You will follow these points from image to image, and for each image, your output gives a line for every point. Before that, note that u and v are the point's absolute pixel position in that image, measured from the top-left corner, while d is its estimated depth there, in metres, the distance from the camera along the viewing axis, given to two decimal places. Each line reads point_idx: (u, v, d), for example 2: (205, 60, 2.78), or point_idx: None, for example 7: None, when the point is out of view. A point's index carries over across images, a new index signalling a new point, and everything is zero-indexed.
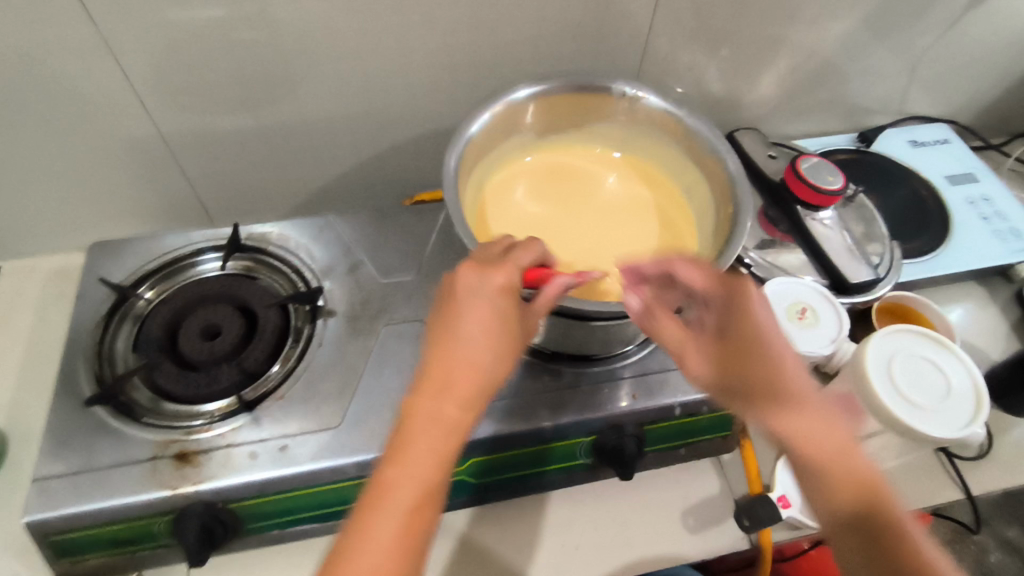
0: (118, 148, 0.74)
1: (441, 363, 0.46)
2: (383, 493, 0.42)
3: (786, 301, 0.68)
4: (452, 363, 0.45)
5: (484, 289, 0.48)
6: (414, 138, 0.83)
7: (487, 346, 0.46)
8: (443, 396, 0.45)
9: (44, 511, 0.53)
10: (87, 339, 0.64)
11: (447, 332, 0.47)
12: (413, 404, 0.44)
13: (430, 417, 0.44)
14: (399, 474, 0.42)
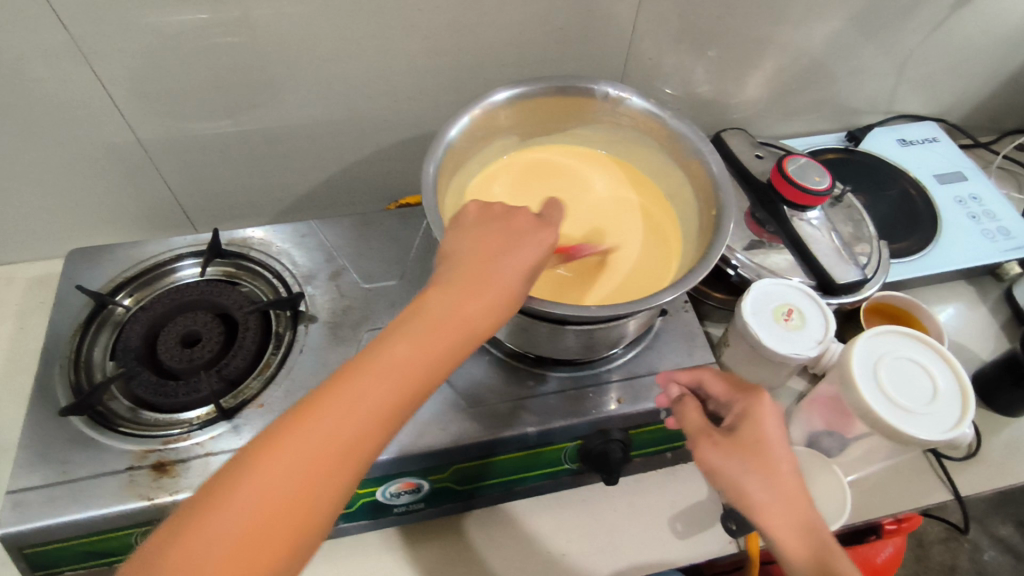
0: (96, 154, 0.73)
1: (473, 266, 0.46)
2: (363, 381, 0.39)
3: (772, 304, 0.67)
4: (485, 282, 0.45)
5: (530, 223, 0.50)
6: (398, 142, 0.82)
7: (520, 276, 0.46)
8: (465, 299, 0.44)
9: (19, 524, 0.52)
10: (64, 348, 0.63)
11: (488, 251, 0.47)
12: (428, 306, 0.43)
13: (433, 329, 0.42)
14: (384, 375, 0.40)
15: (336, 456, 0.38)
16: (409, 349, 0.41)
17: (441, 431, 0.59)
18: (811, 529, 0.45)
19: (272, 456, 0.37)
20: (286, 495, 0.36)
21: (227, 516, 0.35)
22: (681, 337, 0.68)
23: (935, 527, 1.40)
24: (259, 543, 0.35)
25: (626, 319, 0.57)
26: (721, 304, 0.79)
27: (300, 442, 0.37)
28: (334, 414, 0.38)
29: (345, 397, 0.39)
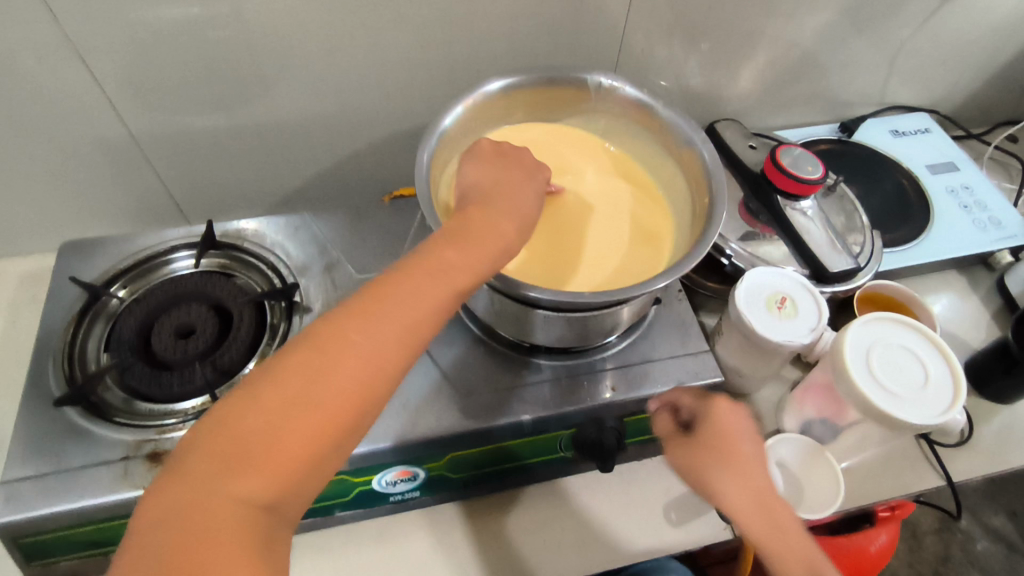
0: (87, 148, 0.73)
1: (500, 200, 0.50)
2: (398, 293, 0.42)
3: (765, 293, 0.67)
4: (491, 209, 0.49)
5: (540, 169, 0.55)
6: (392, 135, 0.82)
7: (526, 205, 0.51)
8: (492, 230, 0.48)
9: (13, 514, 0.52)
10: (58, 340, 0.63)
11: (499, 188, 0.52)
12: (452, 232, 0.47)
13: (449, 247, 0.46)
14: (418, 291, 0.43)
15: (371, 363, 0.40)
16: (441, 268, 0.44)
17: (436, 420, 0.59)
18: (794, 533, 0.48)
19: (314, 357, 0.39)
20: (327, 396, 0.38)
21: (272, 412, 0.37)
22: (674, 326, 0.68)
23: (928, 518, 1.41)
24: (301, 437, 0.37)
25: (619, 307, 0.57)
26: (715, 294, 0.79)
27: (339, 348, 0.39)
28: (371, 320, 0.41)
29: (381, 309, 0.41)
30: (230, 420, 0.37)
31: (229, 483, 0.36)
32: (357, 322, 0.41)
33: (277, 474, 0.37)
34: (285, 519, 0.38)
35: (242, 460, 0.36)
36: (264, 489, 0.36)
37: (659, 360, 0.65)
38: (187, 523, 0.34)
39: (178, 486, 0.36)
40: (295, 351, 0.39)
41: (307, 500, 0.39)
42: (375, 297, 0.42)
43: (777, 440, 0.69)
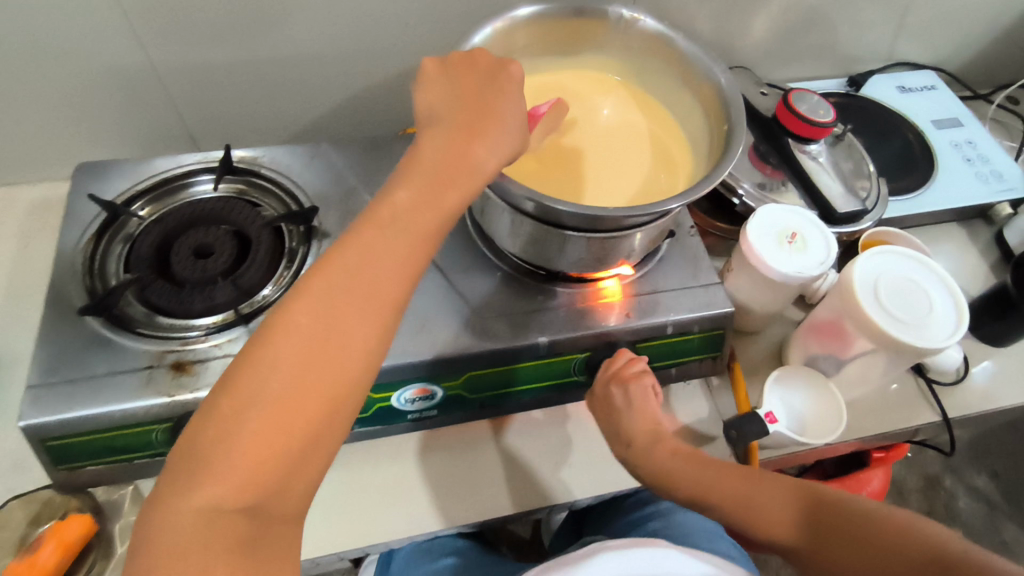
0: (103, 73, 0.73)
1: (463, 136, 0.45)
2: (350, 266, 0.40)
3: (775, 228, 0.69)
4: (462, 150, 0.45)
5: (505, 74, 0.49)
6: (407, 71, 0.82)
7: (501, 130, 0.46)
8: (453, 173, 0.44)
9: (41, 415, 0.53)
10: (78, 255, 0.63)
11: (468, 115, 0.46)
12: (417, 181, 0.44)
13: (414, 209, 0.42)
14: (374, 260, 0.40)
15: (331, 350, 0.38)
16: (394, 227, 0.42)
17: (453, 339, 0.60)
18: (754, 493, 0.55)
19: (264, 356, 0.38)
20: (288, 392, 0.37)
21: (234, 419, 0.36)
22: (685, 259, 0.69)
23: (914, 477, 1.44)
24: (267, 440, 0.37)
25: (635, 230, 0.58)
26: (726, 234, 0.80)
27: (291, 341, 0.38)
28: (323, 305, 0.39)
29: (331, 288, 0.39)
30: (195, 434, 0.37)
31: (195, 499, 0.35)
32: (309, 307, 0.39)
33: (249, 482, 0.36)
34: (274, 523, 0.37)
35: (211, 471, 0.36)
36: (234, 500, 0.36)
37: (671, 290, 0.66)
38: (166, 546, 0.34)
39: (158, 499, 0.36)
40: (250, 351, 0.38)
41: (299, 502, 0.38)
42: (325, 274, 0.40)
43: (779, 374, 0.71)
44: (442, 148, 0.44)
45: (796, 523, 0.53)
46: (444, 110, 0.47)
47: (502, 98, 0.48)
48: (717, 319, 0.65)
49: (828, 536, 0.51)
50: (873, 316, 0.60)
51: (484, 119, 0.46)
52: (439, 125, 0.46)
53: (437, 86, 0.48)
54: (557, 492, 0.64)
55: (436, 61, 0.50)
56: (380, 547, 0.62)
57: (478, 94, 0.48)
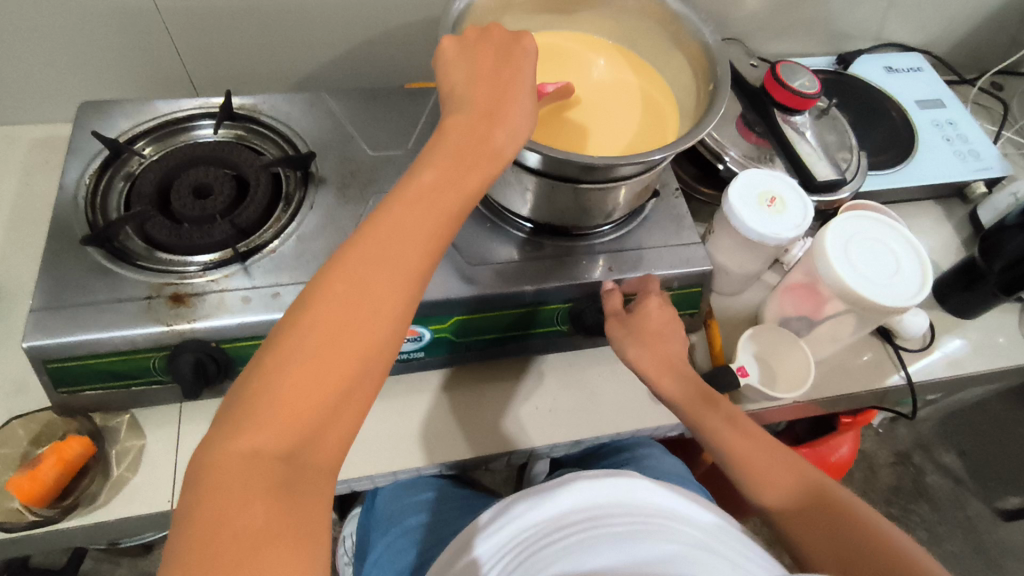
0: (108, 12, 0.74)
1: (480, 121, 0.48)
2: (382, 240, 0.42)
3: (756, 191, 0.72)
4: (482, 135, 0.47)
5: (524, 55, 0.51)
6: (406, 26, 0.83)
7: (521, 116, 0.49)
8: (476, 156, 0.47)
9: (44, 337, 0.55)
10: (81, 189, 0.65)
11: (486, 101, 0.48)
12: (439, 163, 0.46)
13: (436, 190, 0.45)
14: (402, 234, 0.43)
15: (364, 317, 0.41)
16: (422, 206, 0.44)
17: (443, 283, 0.63)
18: (771, 448, 0.58)
19: (304, 319, 0.40)
20: (324, 350, 0.39)
21: (275, 369, 0.38)
22: (669, 218, 0.72)
23: (885, 452, 1.49)
24: (304, 392, 0.38)
25: (620, 183, 0.60)
26: (710, 199, 0.83)
27: (330, 306, 0.40)
28: (359, 275, 0.41)
29: (365, 261, 0.42)
30: (243, 384, 0.39)
31: (239, 440, 0.37)
32: (346, 277, 0.41)
33: (287, 426, 0.38)
34: (312, 471, 0.38)
35: (257, 414, 0.37)
36: (274, 445, 0.37)
37: (653, 247, 0.69)
38: (212, 483, 0.36)
39: (206, 443, 0.37)
40: (293, 314, 0.40)
41: (334, 454, 0.40)
42: (360, 246, 0.42)
43: (754, 332, 0.74)
44: (464, 132, 0.47)
45: (787, 490, 0.55)
46: (464, 92, 0.49)
47: (519, 80, 0.50)
48: (696, 276, 0.68)
49: (807, 508, 0.54)
50: (844, 277, 0.63)
51: (500, 104, 0.48)
52: (459, 108, 0.48)
53: (457, 67, 0.50)
54: (535, 434, 0.67)
55: (453, 42, 0.51)
56: (366, 481, 0.65)
57: (495, 75, 0.50)
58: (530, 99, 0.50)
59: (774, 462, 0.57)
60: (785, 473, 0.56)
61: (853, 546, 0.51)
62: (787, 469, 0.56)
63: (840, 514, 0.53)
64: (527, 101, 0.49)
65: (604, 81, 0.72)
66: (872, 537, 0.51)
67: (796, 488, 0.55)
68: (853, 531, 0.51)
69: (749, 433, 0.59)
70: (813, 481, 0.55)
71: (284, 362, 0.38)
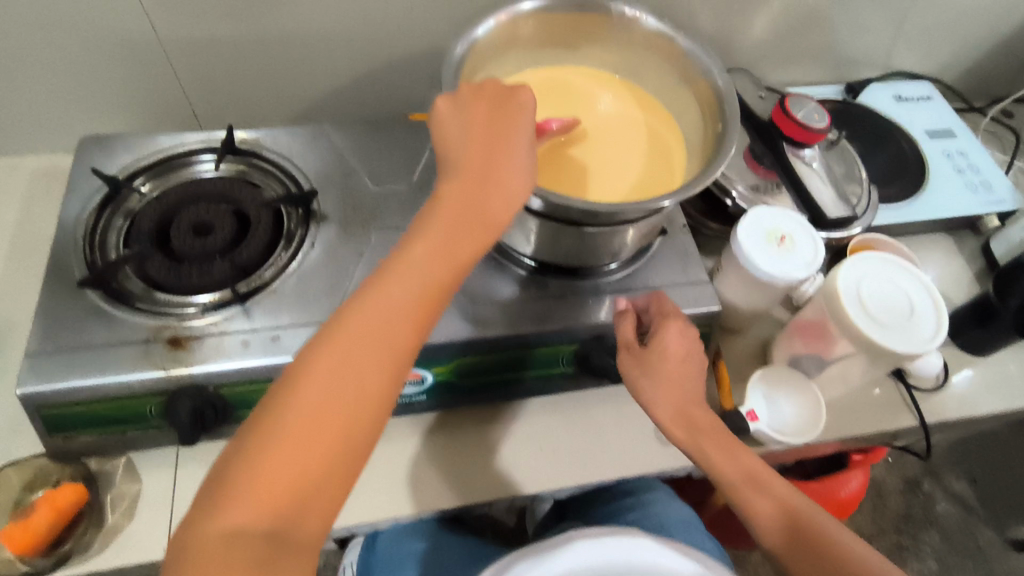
0: (110, 43, 0.73)
1: (475, 188, 0.47)
2: (371, 316, 0.42)
3: (765, 228, 0.70)
4: (475, 203, 0.47)
5: (521, 113, 0.50)
6: (410, 56, 0.82)
7: (516, 181, 0.48)
8: (468, 225, 0.46)
9: (39, 383, 0.54)
10: (79, 228, 0.64)
11: (481, 165, 0.48)
12: (430, 231, 0.46)
13: (426, 259, 0.45)
14: (390, 305, 0.43)
15: (350, 392, 0.40)
16: (411, 278, 0.44)
17: (446, 326, 0.61)
18: (771, 482, 0.57)
19: (290, 395, 0.40)
20: (308, 425, 0.39)
21: (259, 447, 0.38)
22: (677, 255, 0.70)
23: (893, 479, 1.47)
24: (289, 469, 0.38)
25: (627, 226, 0.59)
26: (718, 233, 0.82)
27: (316, 380, 0.40)
28: (346, 351, 0.41)
29: (352, 338, 0.41)
30: (228, 459, 0.38)
31: (222, 518, 0.36)
32: (333, 353, 0.41)
33: (270, 503, 0.37)
34: (294, 551, 0.37)
35: (240, 491, 0.37)
36: (255, 522, 0.37)
37: (660, 287, 0.68)
38: (195, 561, 0.35)
39: (190, 519, 0.37)
40: (281, 386, 0.40)
41: (318, 532, 0.39)
42: (347, 322, 0.42)
43: (764, 373, 0.73)
44: (457, 198, 0.47)
45: (783, 530, 0.55)
46: (460, 153, 0.48)
47: (515, 141, 0.49)
48: (704, 317, 0.67)
49: (801, 558, 0.53)
50: (856, 321, 0.62)
51: (494, 168, 0.48)
52: (454, 172, 0.48)
53: (452, 124, 0.49)
54: (539, 479, 0.66)
55: (449, 98, 0.50)
56: (365, 527, 0.64)
57: (491, 135, 0.49)
58: (525, 161, 0.49)
59: (772, 498, 0.56)
60: (783, 510, 0.56)
61: None
62: (785, 507, 0.56)
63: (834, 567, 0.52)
64: (522, 164, 0.49)
65: (611, 117, 0.71)
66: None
67: (792, 526, 0.55)
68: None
69: (749, 461, 0.58)
70: (814, 522, 0.55)
71: (268, 439, 0.38)
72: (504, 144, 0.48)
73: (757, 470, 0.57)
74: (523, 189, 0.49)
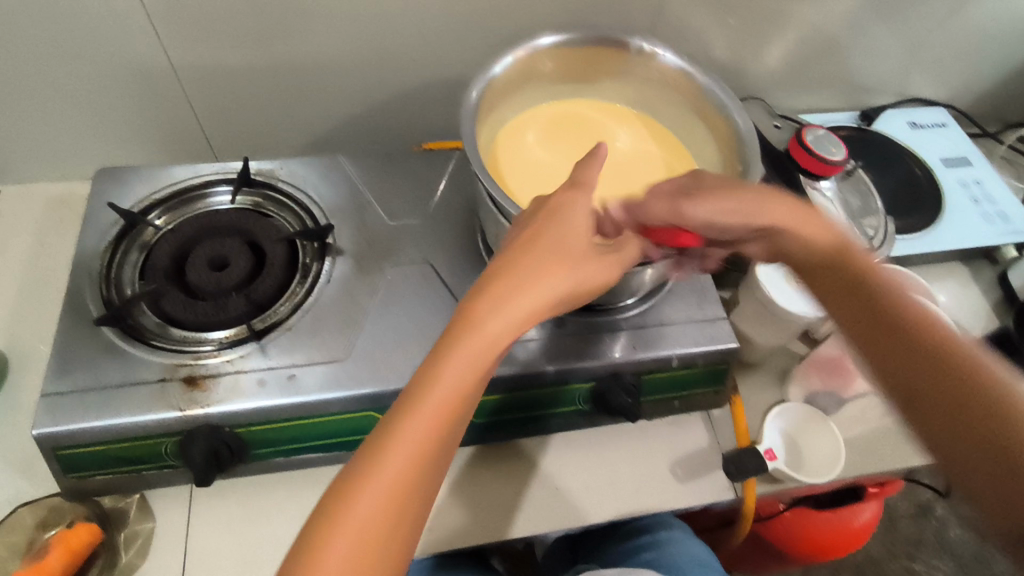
0: (125, 75, 0.73)
1: (518, 299, 0.47)
2: (449, 399, 0.44)
3: (785, 264, 0.70)
4: (518, 315, 0.47)
5: (581, 228, 0.50)
6: (424, 85, 0.82)
7: (560, 294, 0.48)
8: (538, 305, 0.47)
9: (56, 424, 0.54)
10: (95, 263, 0.64)
11: (528, 276, 0.48)
12: (473, 342, 0.45)
13: (468, 376, 0.45)
14: (429, 424, 0.43)
15: (393, 516, 0.41)
16: (484, 363, 0.45)
17: None
18: (899, 304, 0.50)
19: (341, 522, 0.40)
20: (357, 552, 0.40)
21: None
22: (693, 290, 0.70)
23: (906, 502, 1.45)
24: None
25: (645, 266, 0.59)
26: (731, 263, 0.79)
27: (364, 506, 0.41)
28: (428, 436, 0.43)
29: (433, 421, 0.43)
30: None
31: None
32: (413, 436, 0.42)
33: None
34: None
35: None
36: None
37: (677, 323, 0.67)
38: None
39: None
40: (329, 508, 0.41)
41: None
42: (423, 406, 0.43)
43: (781, 409, 0.73)
44: (502, 312, 0.46)
45: (920, 335, 0.48)
46: (510, 263, 0.48)
47: (567, 257, 0.49)
48: (721, 354, 0.66)
49: (943, 390, 0.45)
50: None
51: (541, 280, 0.48)
52: (506, 282, 0.48)
53: (517, 236, 0.50)
54: (554, 518, 0.65)
55: (526, 214, 0.51)
56: None
57: (547, 248, 0.49)
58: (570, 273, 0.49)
59: (903, 350, 0.48)
60: (910, 317, 0.49)
61: (981, 430, 0.43)
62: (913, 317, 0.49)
63: (959, 387, 0.45)
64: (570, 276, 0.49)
65: (628, 151, 0.71)
66: (983, 432, 0.43)
67: (932, 360, 0.47)
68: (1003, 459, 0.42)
69: (903, 308, 0.50)
70: (927, 330, 0.48)
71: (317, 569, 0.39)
72: (554, 258, 0.48)
73: (891, 299, 0.51)
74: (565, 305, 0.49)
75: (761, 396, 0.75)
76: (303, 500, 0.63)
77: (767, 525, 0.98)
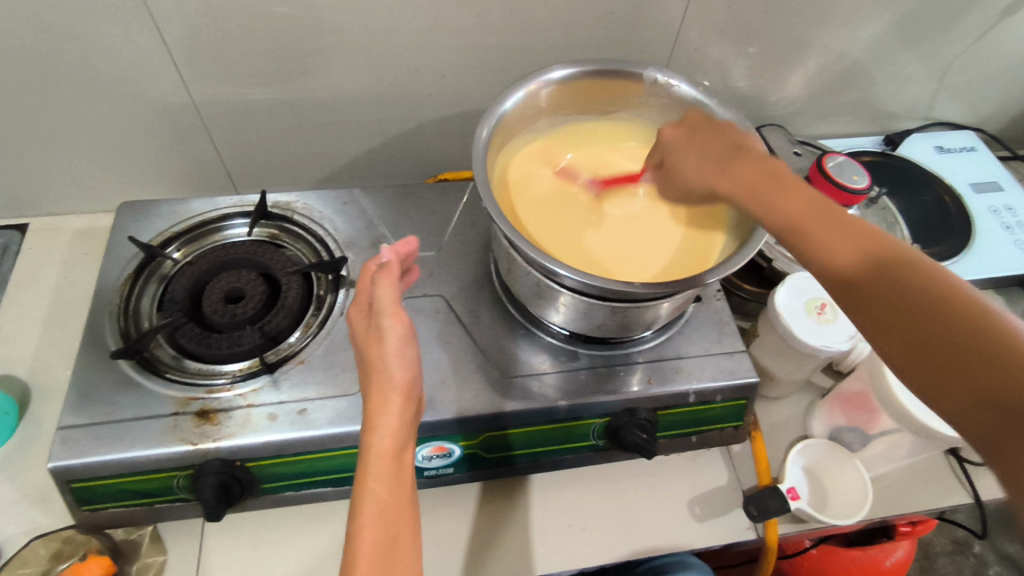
0: (150, 112, 0.75)
1: (376, 395, 0.50)
2: (382, 518, 0.47)
3: (805, 297, 0.69)
4: (383, 402, 0.50)
5: (370, 322, 0.52)
6: (440, 118, 0.83)
7: (407, 369, 0.51)
8: (405, 404, 0.50)
9: (69, 458, 0.54)
10: (114, 296, 0.65)
11: (377, 371, 0.50)
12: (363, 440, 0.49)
13: (378, 466, 0.48)
14: (384, 508, 0.47)
15: None
16: (396, 467, 0.49)
17: (474, 399, 0.60)
18: (834, 219, 0.48)
19: None
20: None
21: None
22: (712, 324, 0.68)
23: (942, 539, 1.39)
24: None
25: (659, 301, 0.57)
26: (754, 296, 0.77)
27: None
28: (380, 554, 0.46)
29: (381, 524, 0.47)
30: None
31: None
32: (369, 562, 0.45)
33: None
34: None
35: None
36: None
37: (694, 356, 0.66)
38: None
39: None
40: None
41: None
42: (362, 539, 0.46)
43: (805, 445, 0.71)
44: (371, 409, 0.50)
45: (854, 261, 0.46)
46: (365, 371, 0.52)
47: (398, 346, 0.51)
48: (740, 389, 0.64)
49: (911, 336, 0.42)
50: (903, 401, 0.62)
51: (382, 372, 0.50)
52: (373, 386, 0.50)
53: (364, 343, 0.52)
54: (566, 557, 0.64)
55: (356, 313, 0.53)
56: None
57: (378, 351, 0.51)
58: (408, 349, 0.51)
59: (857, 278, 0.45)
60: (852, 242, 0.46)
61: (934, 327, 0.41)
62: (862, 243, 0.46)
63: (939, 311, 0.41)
64: (409, 351, 0.51)
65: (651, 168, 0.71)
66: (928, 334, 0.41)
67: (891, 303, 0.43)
68: (983, 370, 0.38)
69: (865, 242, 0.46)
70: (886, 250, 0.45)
71: None
72: (386, 354, 0.50)
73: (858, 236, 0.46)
74: (415, 371, 0.52)
75: (783, 431, 0.73)
76: (313, 535, 0.63)
77: (793, 562, 0.94)
